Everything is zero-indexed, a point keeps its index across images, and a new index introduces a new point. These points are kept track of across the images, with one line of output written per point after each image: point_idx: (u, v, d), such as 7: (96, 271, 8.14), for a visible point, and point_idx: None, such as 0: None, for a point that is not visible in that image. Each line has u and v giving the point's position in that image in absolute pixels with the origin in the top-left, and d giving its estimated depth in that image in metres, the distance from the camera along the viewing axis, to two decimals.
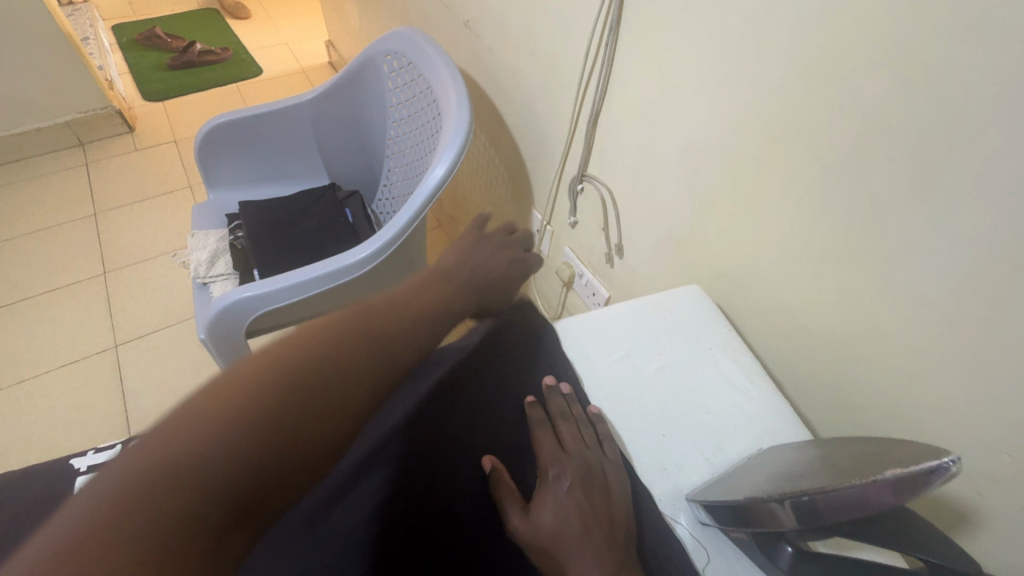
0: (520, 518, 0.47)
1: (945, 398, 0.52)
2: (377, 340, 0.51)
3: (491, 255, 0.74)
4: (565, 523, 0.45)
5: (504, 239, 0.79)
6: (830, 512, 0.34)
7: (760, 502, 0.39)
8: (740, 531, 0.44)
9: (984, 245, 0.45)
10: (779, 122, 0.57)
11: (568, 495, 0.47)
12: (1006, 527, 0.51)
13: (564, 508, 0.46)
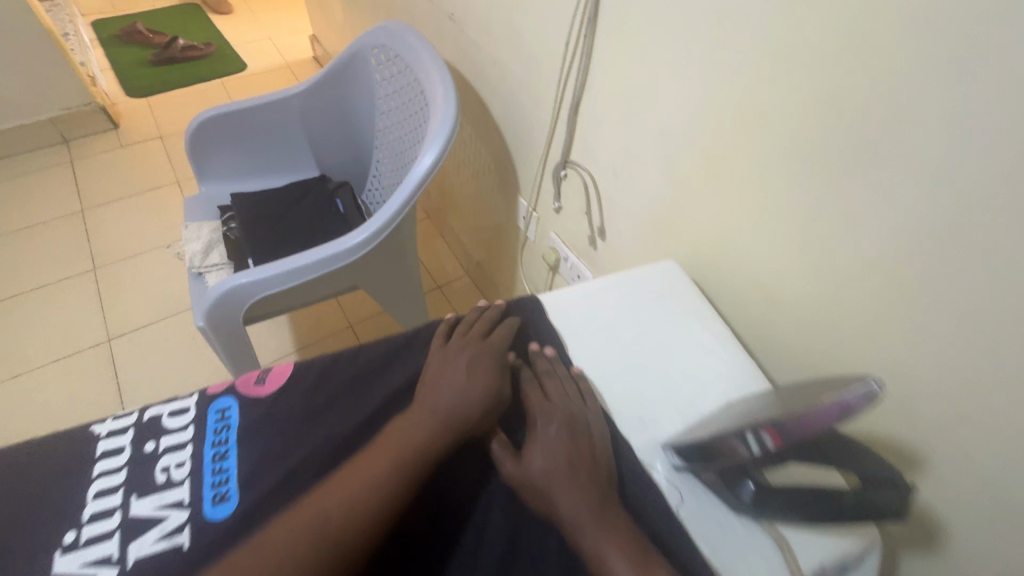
0: (513, 463, 0.51)
1: (895, 352, 0.58)
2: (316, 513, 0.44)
3: (453, 379, 0.55)
4: (556, 467, 0.49)
5: (462, 341, 0.59)
6: (780, 439, 0.40)
7: (723, 436, 0.45)
8: (708, 470, 0.49)
9: (922, 209, 0.51)
10: (746, 103, 0.62)
11: (556, 439, 0.51)
12: (950, 466, 0.57)
13: (554, 453, 0.50)
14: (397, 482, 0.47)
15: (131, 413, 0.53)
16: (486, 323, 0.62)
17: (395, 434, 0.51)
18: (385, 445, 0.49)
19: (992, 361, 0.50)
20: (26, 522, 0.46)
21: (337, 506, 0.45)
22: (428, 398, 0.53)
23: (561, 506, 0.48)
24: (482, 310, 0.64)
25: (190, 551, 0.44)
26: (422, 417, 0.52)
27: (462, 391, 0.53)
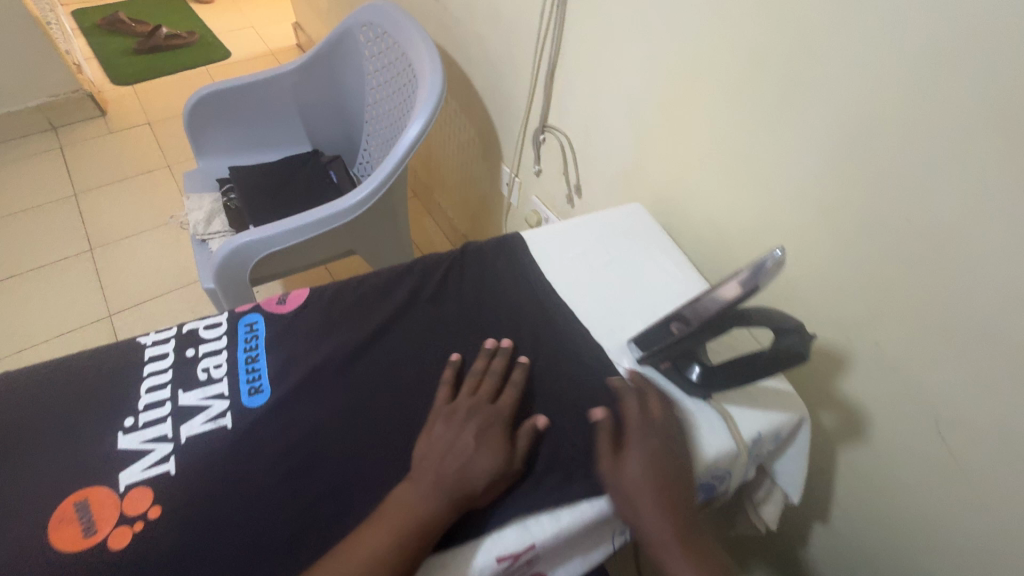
0: (613, 466, 0.53)
1: (823, 268, 0.68)
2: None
3: (464, 448, 0.52)
4: (646, 480, 0.52)
5: (469, 403, 0.55)
6: (709, 304, 0.52)
7: (678, 314, 0.56)
8: (666, 358, 0.59)
9: (837, 138, 0.61)
10: (697, 60, 0.72)
11: (646, 458, 0.53)
12: (866, 362, 0.68)
13: (649, 465, 0.53)
14: (402, 560, 0.46)
15: (170, 328, 0.61)
16: (496, 379, 0.58)
17: (397, 506, 0.48)
18: (388, 520, 0.48)
19: (894, 262, 0.61)
20: (88, 411, 0.54)
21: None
22: (432, 467, 0.50)
23: (645, 515, 0.51)
24: (488, 358, 0.60)
25: (233, 429, 0.53)
26: (426, 490, 0.49)
27: (471, 465, 0.51)
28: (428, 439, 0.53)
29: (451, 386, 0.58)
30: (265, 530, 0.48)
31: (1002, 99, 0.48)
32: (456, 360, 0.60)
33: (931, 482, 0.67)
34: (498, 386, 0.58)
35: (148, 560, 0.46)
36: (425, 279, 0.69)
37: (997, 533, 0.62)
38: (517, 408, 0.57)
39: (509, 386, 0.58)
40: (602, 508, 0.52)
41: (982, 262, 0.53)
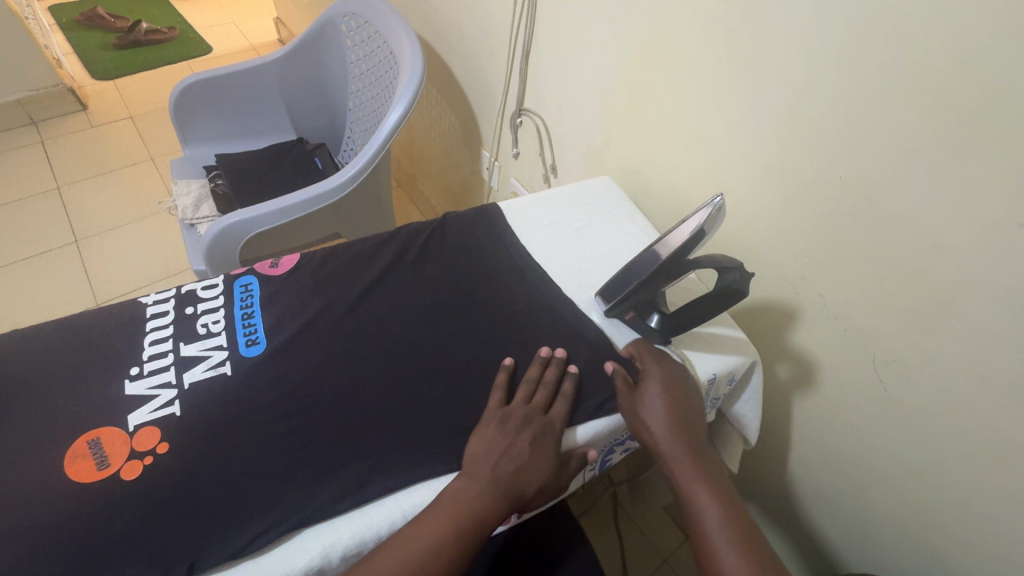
0: (629, 397, 0.60)
1: (772, 229, 0.75)
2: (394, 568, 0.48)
3: (519, 455, 0.54)
4: (660, 410, 0.59)
5: (524, 411, 0.57)
6: (664, 249, 0.60)
7: (636, 260, 0.63)
8: (629, 309, 0.66)
9: (780, 106, 0.67)
10: (657, 41, 0.78)
11: (660, 395, 0.60)
12: (811, 314, 0.74)
13: (664, 398, 0.60)
14: (456, 545, 0.50)
15: (169, 290, 0.67)
16: (549, 390, 0.60)
17: (453, 498, 0.52)
18: (445, 511, 0.51)
19: (832, 220, 0.67)
20: (95, 362, 0.58)
21: (416, 558, 0.49)
22: (485, 466, 0.53)
23: (660, 438, 0.59)
24: (543, 366, 0.62)
25: (233, 375, 0.58)
26: (483, 491, 0.52)
27: (523, 471, 0.54)
28: (481, 439, 0.55)
29: (504, 391, 0.59)
30: (264, 461, 0.53)
31: (912, 65, 0.54)
32: (509, 365, 0.61)
33: (871, 422, 0.73)
34: (551, 395, 0.60)
35: (157, 487, 0.50)
36: (407, 244, 0.74)
37: (928, 467, 0.69)
38: (569, 419, 0.59)
39: (562, 397, 0.60)
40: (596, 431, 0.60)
41: (904, 213, 0.60)
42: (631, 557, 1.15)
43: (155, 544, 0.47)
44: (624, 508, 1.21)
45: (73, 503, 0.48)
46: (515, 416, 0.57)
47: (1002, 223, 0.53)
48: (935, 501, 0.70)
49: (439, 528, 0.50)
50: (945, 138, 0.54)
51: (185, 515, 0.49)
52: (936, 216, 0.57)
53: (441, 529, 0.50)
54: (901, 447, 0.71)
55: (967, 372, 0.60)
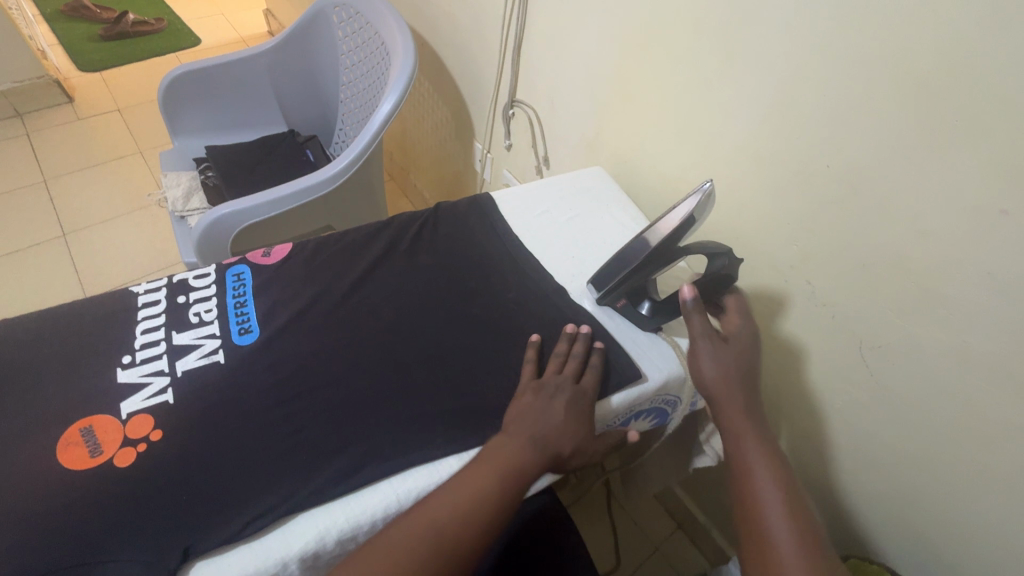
0: (709, 344, 0.63)
1: (761, 217, 0.76)
2: (450, 511, 0.49)
3: (559, 418, 0.56)
4: (732, 364, 0.62)
5: (557, 380, 0.59)
6: (654, 237, 0.61)
7: (626, 248, 0.65)
8: (621, 297, 0.67)
9: (769, 96, 0.68)
10: (648, 32, 0.79)
11: (738, 352, 0.63)
12: (799, 301, 0.75)
13: (742, 353, 0.62)
14: (496, 499, 0.51)
15: (161, 279, 0.66)
16: (579, 361, 0.61)
17: (493, 457, 0.53)
18: (495, 465, 0.52)
19: (820, 208, 0.68)
20: (87, 351, 0.58)
21: (449, 513, 0.49)
22: (528, 427, 0.55)
23: (722, 385, 0.61)
24: (570, 342, 0.63)
25: (226, 363, 0.58)
26: (528, 451, 0.53)
27: (564, 433, 0.55)
28: (518, 407, 0.57)
29: (535, 365, 0.61)
30: (259, 448, 0.53)
31: (897, 55, 0.55)
32: (537, 342, 0.63)
33: (857, 407, 0.74)
34: (582, 366, 0.61)
35: (151, 473, 0.50)
36: (398, 233, 0.75)
37: (912, 450, 0.70)
38: (598, 388, 0.61)
39: (592, 368, 0.61)
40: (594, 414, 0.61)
41: (888, 201, 0.61)
42: (623, 547, 1.17)
43: (150, 529, 0.47)
44: (616, 496, 1.23)
45: (66, 490, 0.48)
46: (552, 383, 0.58)
47: (983, 208, 0.54)
48: (918, 484, 0.71)
49: (491, 478, 0.51)
50: (928, 127, 0.55)
51: (179, 500, 0.49)
52: (920, 204, 0.58)
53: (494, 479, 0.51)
54: (886, 432, 0.72)
55: (949, 357, 0.62)
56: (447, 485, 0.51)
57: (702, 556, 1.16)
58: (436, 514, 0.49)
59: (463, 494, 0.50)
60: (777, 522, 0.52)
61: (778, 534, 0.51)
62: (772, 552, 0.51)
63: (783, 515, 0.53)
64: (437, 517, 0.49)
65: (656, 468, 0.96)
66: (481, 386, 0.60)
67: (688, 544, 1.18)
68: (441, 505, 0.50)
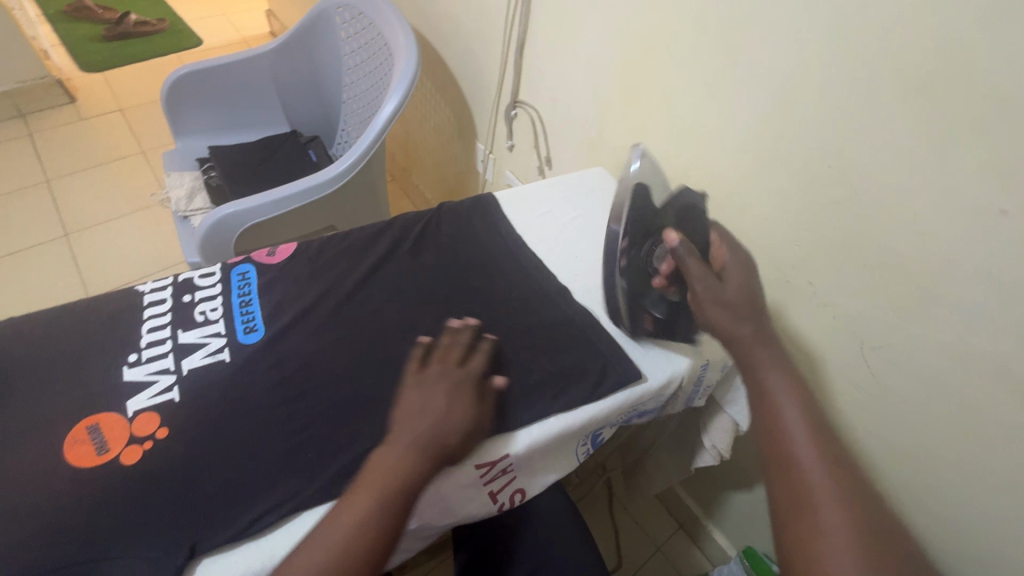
0: (708, 285, 0.61)
1: (763, 218, 0.76)
2: (354, 508, 0.47)
3: (439, 403, 0.54)
4: (740, 307, 0.60)
5: (439, 369, 0.57)
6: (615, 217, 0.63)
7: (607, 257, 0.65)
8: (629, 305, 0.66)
9: (771, 97, 0.68)
10: (650, 32, 0.79)
11: (737, 290, 0.61)
12: (801, 301, 0.76)
13: (740, 291, 0.61)
14: (393, 487, 0.48)
15: (166, 278, 0.67)
16: (460, 348, 0.60)
17: (378, 466, 0.49)
18: (385, 458, 0.50)
19: (822, 209, 0.68)
20: (93, 349, 0.58)
21: (356, 510, 0.47)
22: (409, 418, 0.53)
23: (750, 335, 0.59)
24: (454, 333, 0.62)
25: (232, 362, 0.59)
26: (408, 441, 0.51)
27: (448, 417, 0.53)
28: (399, 405, 0.54)
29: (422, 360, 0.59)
30: (264, 446, 0.53)
31: (899, 56, 0.55)
32: (424, 340, 0.61)
33: (859, 407, 0.74)
34: (465, 352, 0.60)
35: (158, 471, 0.50)
36: (402, 233, 0.75)
37: (914, 449, 0.70)
38: (485, 369, 0.60)
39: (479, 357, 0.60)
40: (599, 412, 0.61)
41: (889, 201, 0.61)
42: (625, 545, 1.17)
43: (157, 527, 0.47)
44: (619, 496, 1.23)
45: (72, 487, 0.48)
46: (433, 372, 0.57)
47: (984, 208, 0.54)
48: (919, 482, 0.72)
49: (383, 470, 0.49)
50: (928, 127, 0.55)
51: (186, 497, 0.49)
52: (921, 203, 0.59)
53: (388, 471, 0.49)
54: (887, 430, 0.72)
55: (949, 356, 0.62)
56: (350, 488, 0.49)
57: (703, 556, 1.16)
58: (341, 514, 0.47)
59: (361, 491, 0.48)
60: (817, 479, 0.49)
61: (818, 491, 0.48)
62: (812, 509, 0.48)
63: (825, 477, 0.49)
64: (344, 517, 0.47)
65: (658, 467, 0.96)
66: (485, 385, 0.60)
67: (689, 544, 1.18)
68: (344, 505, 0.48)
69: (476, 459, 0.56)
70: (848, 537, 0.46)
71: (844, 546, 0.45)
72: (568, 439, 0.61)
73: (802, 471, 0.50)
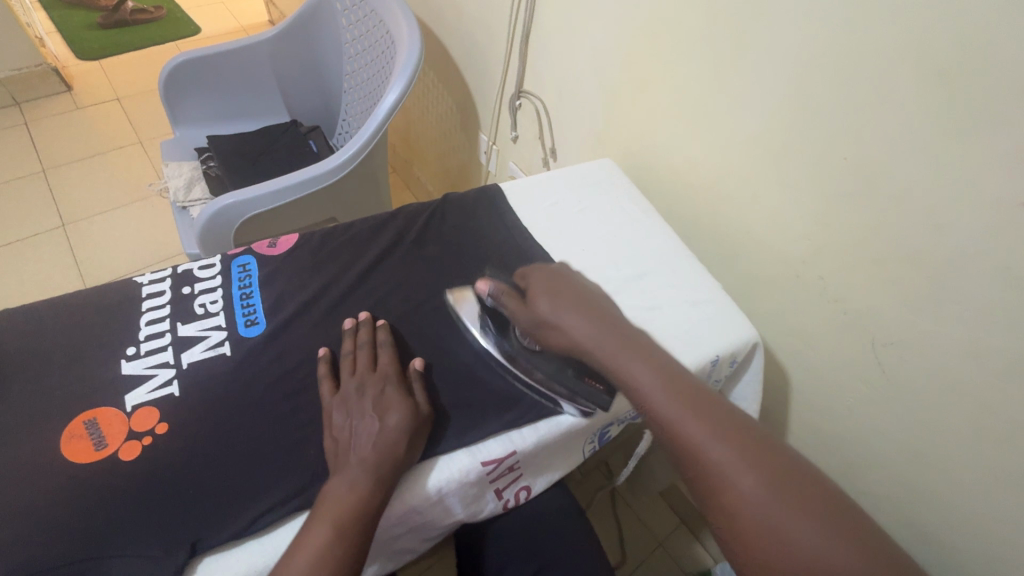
0: (523, 312, 0.60)
1: (774, 211, 0.75)
2: (317, 537, 0.45)
3: (370, 416, 0.52)
4: (561, 307, 0.60)
5: (355, 382, 0.55)
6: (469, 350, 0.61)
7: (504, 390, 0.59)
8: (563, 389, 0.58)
9: (784, 87, 0.66)
10: (660, 20, 0.77)
11: (554, 300, 0.61)
12: (811, 296, 0.74)
13: (548, 299, 0.61)
14: (353, 504, 0.47)
15: (165, 269, 0.65)
16: (369, 351, 0.58)
17: (330, 500, 0.47)
18: (336, 482, 0.48)
19: (834, 202, 0.67)
20: (91, 342, 0.57)
21: (322, 536, 0.45)
22: (343, 442, 0.51)
23: (580, 331, 0.58)
24: (357, 337, 0.59)
25: (232, 356, 0.57)
26: (353, 460, 0.49)
27: (382, 425, 0.51)
28: (330, 433, 0.52)
29: (329, 379, 0.56)
30: (265, 442, 0.52)
31: (920, 42, 0.53)
32: (325, 353, 0.58)
33: (868, 404, 0.73)
34: (375, 354, 0.58)
35: (156, 467, 0.49)
36: (401, 226, 0.73)
37: (921, 447, 0.69)
38: (400, 365, 0.58)
39: (387, 361, 0.57)
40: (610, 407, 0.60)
41: (906, 195, 0.60)
42: (628, 541, 1.17)
43: (156, 524, 0.46)
44: (622, 493, 1.23)
45: (69, 483, 0.47)
46: (344, 393, 0.54)
47: (1004, 202, 0.53)
48: (927, 482, 0.71)
49: (338, 493, 0.47)
50: (951, 119, 0.54)
51: (186, 494, 0.48)
52: (939, 197, 0.57)
53: (344, 493, 0.47)
54: (896, 429, 0.71)
55: (965, 355, 0.61)
56: (303, 525, 0.47)
57: (705, 550, 1.16)
58: (304, 547, 0.45)
59: (318, 521, 0.46)
60: (719, 454, 0.49)
61: (727, 464, 0.48)
62: (732, 488, 0.47)
63: (713, 440, 0.50)
64: (313, 547, 0.45)
65: (663, 464, 0.95)
66: (490, 380, 0.59)
67: (691, 538, 1.18)
68: (306, 538, 0.45)
69: (482, 456, 0.54)
70: (775, 498, 0.46)
71: (779, 510, 0.46)
72: (574, 437, 0.60)
73: (704, 454, 0.49)
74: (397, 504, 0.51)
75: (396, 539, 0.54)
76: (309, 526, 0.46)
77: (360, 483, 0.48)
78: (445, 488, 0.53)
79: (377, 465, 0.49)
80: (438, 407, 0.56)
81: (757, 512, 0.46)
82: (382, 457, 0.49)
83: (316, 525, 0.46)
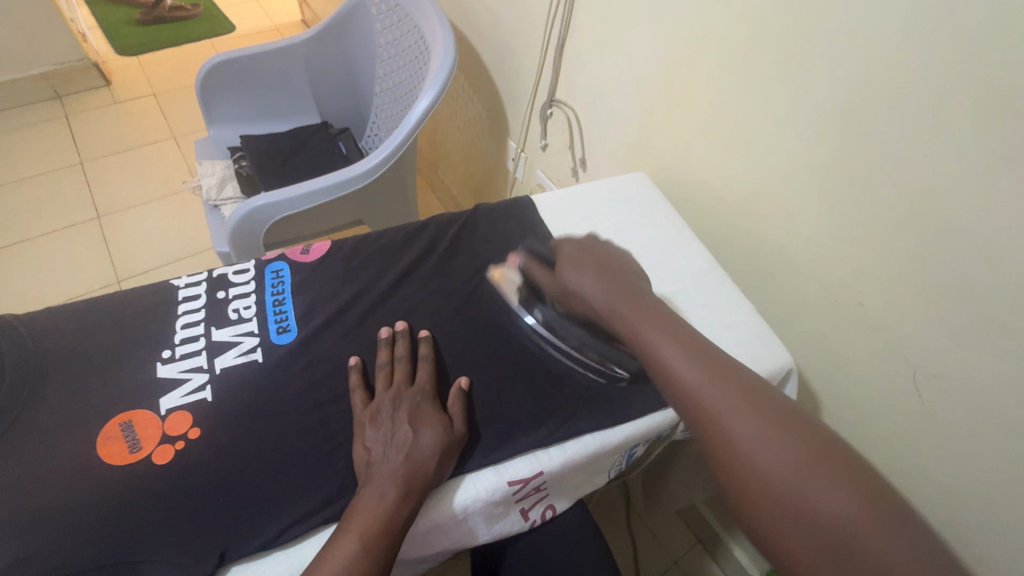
0: (552, 285, 0.64)
1: (812, 235, 0.73)
2: (343, 551, 0.45)
3: (402, 433, 0.51)
4: (580, 276, 0.61)
5: (389, 395, 0.55)
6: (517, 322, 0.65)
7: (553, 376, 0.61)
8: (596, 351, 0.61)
9: (833, 106, 0.64)
10: (702, 34, 0.76)
11: (575, 266, 0.62)
12: (847, 321, 0.72)
13: (572, 269, 0.62)
14: (381, 519, 0.46)
15: (201, 273, 0.66)
16: (405, 363, 0.58)
17: (359, 513, 0.47)
18: (367, 496, 0.48)
19: (879, 228, 0.64)
20: (129, 344, 0.58)
21: (348, 548, 0.45)
22: (376, 454, 0.51)
23: (598, 300, 0.59)
24: (391, 346, 0.60)
25: (264, 363, 0.58)
26: (383, 476, 0.49)
27: (415, 440, 0.51)
28: (362, 445, 0.52)
29: (363, 390, 0.56)
30: (294, 451, 0.52)
31: (983, 67, 0.51)
32: (356, 363, 0.58)
33: (903, 435, 0.71)
34: (409, 368, 0.58)
35: (187, 474, 0.49)
36: (434, 235, 0.73)
37: (961, 484, 0.66)
38: (435, 379, 0.58)
39: (422, 379, 0.57)
40: (638, 431, 0.59)
41: (959, 224, 0.57)
42: (642, 560, 1.15)
43: (185, 532, 0.46)
44: (638, 510, 1.21)
45: (103, 485, 0.48)
46: (376, 408, 0.54)
47: None
48: (965, 522, 0.68)
49: (369, 506, 0.47)
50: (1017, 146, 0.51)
51: (214, 502, 0.48)
52: (997, 228, 0.54)
53: (373, 507, 0.47)
54: (933, 463, 0.68)
55: (1014, 394, 0.58)
56: (330, 538, 0.46)
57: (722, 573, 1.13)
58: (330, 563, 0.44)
59: (346, 535, 0.46)
60: (710, 397, 0.50)
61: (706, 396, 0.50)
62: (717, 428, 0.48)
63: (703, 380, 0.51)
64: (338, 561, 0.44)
65: (682, 486, 0.93)
66: (518, 396, 0.59)
67: (708, 561, 1.15)
68: (332, 552, 0.45)
69: (509, 475, 0.54)
70: (771, 438, 0.46)
71: (766, 449, 0.45)
72: (602, 458, 0.59)
73: (694, 400, 0.50)
74: (423, 520, 0.51)
75: (421, 553, 0.55)
76: (336, 540, 0.46)
77: (389, 498, 0.47)
78: (470, 506, 0.52)
79: (408, 481, 0.48)
80: (470, 425, 0.56)
81: (752, 455, 0.46)
82: (413, 475, 0.49)
83: (343, 538, 0.46)
